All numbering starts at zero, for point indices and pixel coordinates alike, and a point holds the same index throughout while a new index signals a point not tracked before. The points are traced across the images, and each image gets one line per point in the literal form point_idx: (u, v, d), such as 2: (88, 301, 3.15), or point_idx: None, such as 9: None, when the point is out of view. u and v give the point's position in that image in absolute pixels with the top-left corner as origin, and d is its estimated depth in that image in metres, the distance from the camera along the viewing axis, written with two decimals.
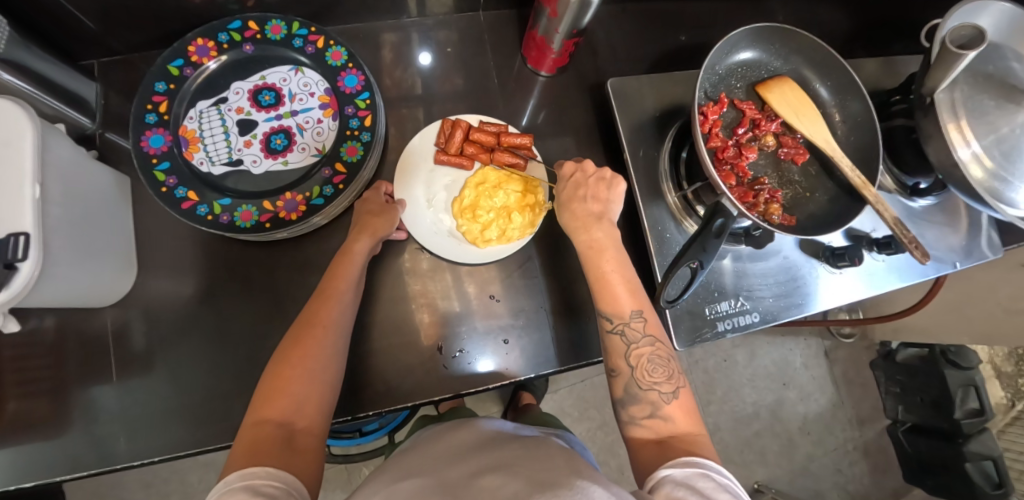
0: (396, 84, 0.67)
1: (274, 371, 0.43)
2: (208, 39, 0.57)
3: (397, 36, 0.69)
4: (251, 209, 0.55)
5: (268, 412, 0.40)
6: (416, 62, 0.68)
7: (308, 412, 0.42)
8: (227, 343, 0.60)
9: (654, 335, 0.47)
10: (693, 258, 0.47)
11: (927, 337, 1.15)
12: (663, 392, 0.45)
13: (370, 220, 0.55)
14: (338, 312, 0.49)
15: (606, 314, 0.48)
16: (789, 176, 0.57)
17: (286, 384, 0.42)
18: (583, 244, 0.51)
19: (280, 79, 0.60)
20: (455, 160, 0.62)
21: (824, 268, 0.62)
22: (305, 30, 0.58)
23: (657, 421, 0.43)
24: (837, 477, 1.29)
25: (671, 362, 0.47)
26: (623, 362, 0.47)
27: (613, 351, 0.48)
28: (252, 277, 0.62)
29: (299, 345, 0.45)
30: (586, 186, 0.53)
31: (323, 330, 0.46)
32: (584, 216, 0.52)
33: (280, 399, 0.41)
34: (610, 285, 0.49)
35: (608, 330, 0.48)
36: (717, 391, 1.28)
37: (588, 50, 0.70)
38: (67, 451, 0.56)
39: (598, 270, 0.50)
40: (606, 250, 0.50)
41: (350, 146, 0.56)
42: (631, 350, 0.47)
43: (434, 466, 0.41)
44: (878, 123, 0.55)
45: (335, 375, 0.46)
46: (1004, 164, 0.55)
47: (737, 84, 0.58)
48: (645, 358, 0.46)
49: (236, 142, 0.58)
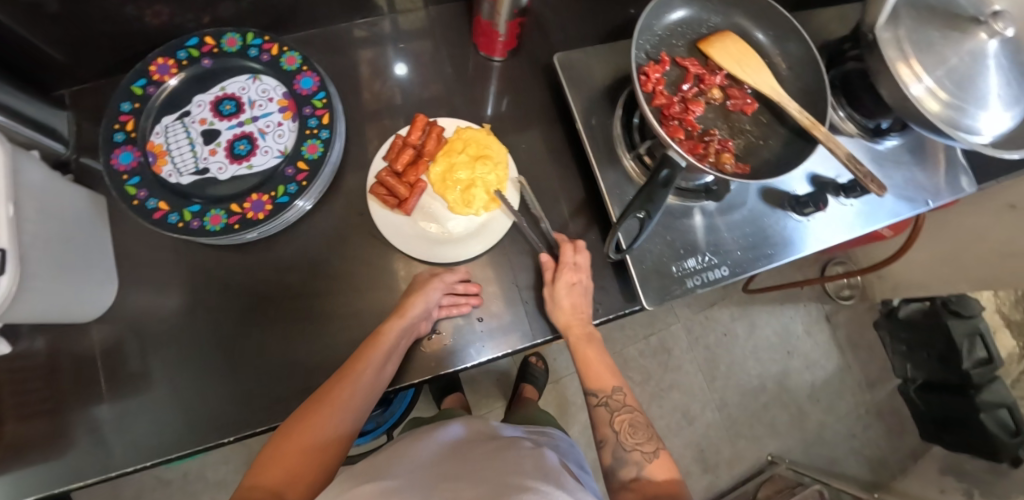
0: (376, 97, 0.69)
1: (277, 440, 0.47)
2: (168, 58, 0.59)
3: (370, 50, 0.71)
4: (220, 212, 0.56)
5: (262, 477, 0.43)
6: (394, 74, 0.70)
7: (299, 485, 0.44)
8: (210, 347, 0.62)
9: (632, 405, 0.56)
10: (640, 208, 0.49)
11: (926, 289, 1.17)
12: (644, 451, 0.52)
13: (409, 306, 0.55)
14: (355, 396, 0.51)
15: (591, 391, 0.57)
16: (742, 126, 0.57)
17: (283, 452, 0.45)
18: (572, 332, 0.57)
19: (239, 88, 0.61)
20: (419, 190, 0.60)
21: (791, 218, 0.63)
22: (260, 40, 0.61)
23: (641, 482, 0.49)
24: (851, 441, 1.27)
25: (648, 427, 0.54)
26: (609, 429, 0.54)
27: (599, 420, 0.55)
28: (233, 284, 0.64)
29: (305, 420, 0.48)
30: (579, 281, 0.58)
31: (331, 408, 0.49)
32: (572, 318, 0.57)
33: (277, 468, 0.44)
34: (592, 366, 0.57)
35: (594, 404, 0.57)
36: (721, 366, 1.27)
37: (538, 32, 0.71)
38: (64, 464, 0.57)
39: (583, 356, 0.57)
40: (589, 344, 0.58)
41: (311, 144, 0.58)
42: (614, 416, 0.55)
43: (404, 468, 0.41)
44: (819, 61, 0.55)
45: (333, 453, 0.48)
46: (957, 93, 0.58)
47: (678, 43, 0.58)
48: (626, 422, 0.54)
49: (202, 152, 0.59)
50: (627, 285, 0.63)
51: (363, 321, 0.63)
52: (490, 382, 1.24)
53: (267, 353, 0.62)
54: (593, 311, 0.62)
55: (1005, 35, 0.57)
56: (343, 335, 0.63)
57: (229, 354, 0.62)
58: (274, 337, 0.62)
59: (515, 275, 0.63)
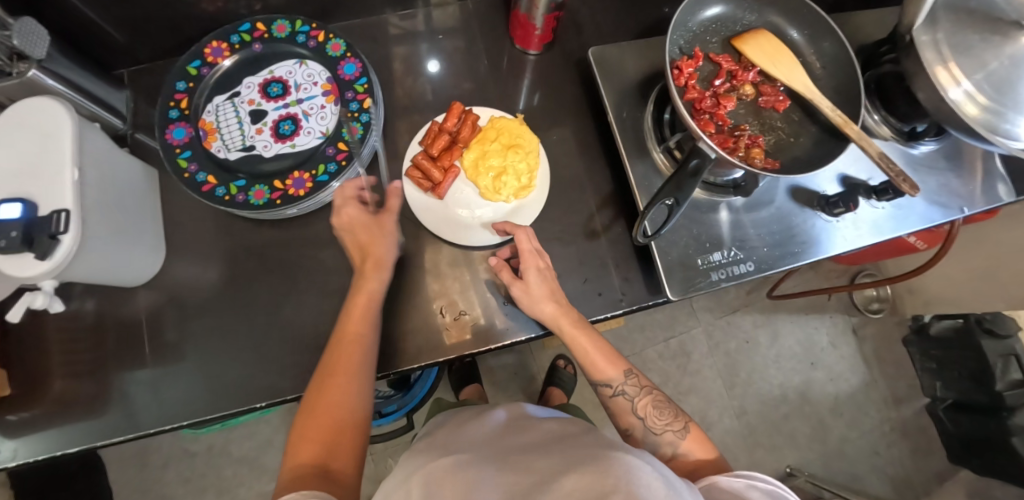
0: (407, 93, 0.71)
1: (303, 419, 0.46)
2: (222, 42, 0.63)
3: (404, 47, 0.73)
4: (264, 188, 0.59)
5: (303, 455, 0.43)
6: (425, 70, 0.72)
7: (341, 453, 0.44)
8: (246, 317, 0.65)
9: (647, 385, 0.55)
10: (669, 195, 0.50)
11: (959, 307, 1.14)
12: (675, 430, 0.51)
13: (376, 256, 0.53)
14: (358, 359, 0.49)
15: (603, 385, 0.54)
16: (773, 123, 0.57)
17: (312, 429, 0.44)
18: (563, 325, 0.53)
19: (286, 72, 0.64)
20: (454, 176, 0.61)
21: (820, 217, 0.63)
22: (307, 27, 0.64)
23: (680, 458, 0.50)
24: (875, 459, 1.23)
25: (671, 404, 0.54)
26: (634, 417, 0.54)
27: (621, 411, 0.54)
28: (270, 259, 0.67)
29: (321, 395, 0.47)
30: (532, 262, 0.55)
31: (343, 378, 0.48)
32: (557, 312, 0.53)
33: (312, 443, 0.43)
34: (593, 356, 0.54)
35: (611, 396, 0.55)
36: (740, 374, 1.25)
37: (573, 28, 0.73)
38: (106, 418, 0.61)
39: (581, 349, 0.54)
40: (580, 336, 0.53)
41: (351, 127, 0.61)
42: (636, 403, 0.54)
43: (477, 444, 0.42)
44: (855, 61, 0.55)
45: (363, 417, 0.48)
46: (997, 97, 0.58)
47: (712, 40, 0.59)
48: (650, 405, 0.54)
49: (249, 130, 0.62)
50: (650, 277, 0.63)
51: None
52: (507, 377, 1.24)
53: (299, 325, 0.64)
54: (615, 301, 0.63)
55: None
56: None
57: (263, 325, 0.64)
58: (307, 310, 0.65)
59: None
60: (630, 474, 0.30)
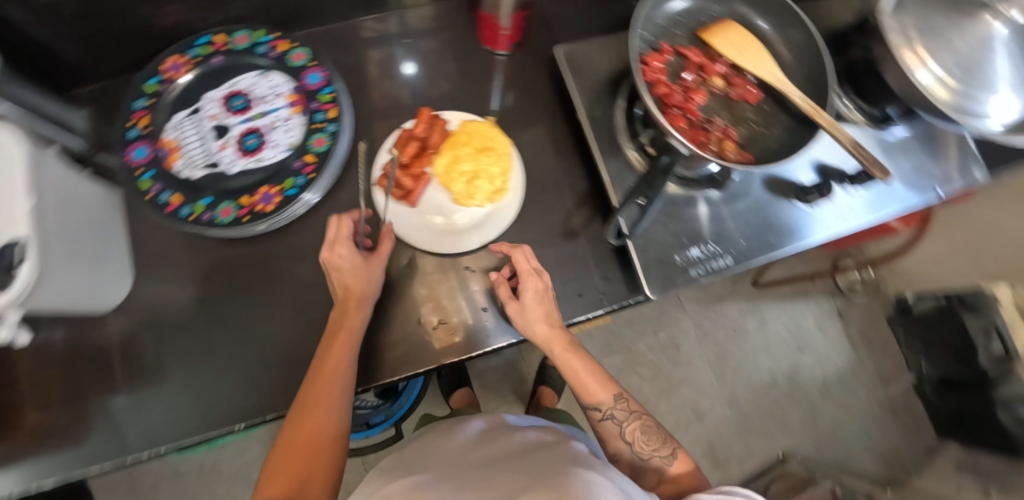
0: (383, 96, 0.69)
1: (277, 452, 0.43)
2: (181, 57, 0.61)
3: (377, 51, 0.71)
4: (230, 205, 0.58)
5: (273, 491, 0.40)
6: (403, 73, 0.70)
7: (314, 489, 0.41)
8: (220, 337, 0.63)
9: (637, 409, 0.53)
10: (642, 194, 0.50)
11: (942, 284, 1.14)
12: (662, 456, 0.50)
13: (358, 287, 0.53)
14: (338, 386, 0.48)
15: (592, 407, 0.53)
16: (744, 115, 0.57)
17: (285, 462, 0.42)
18: (553, 346, 0.53)
19: (248, 84, 0.62)
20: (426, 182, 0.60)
21: (796, 206, 0.63)
22: (269, 37, 0.63)
23: (667, 484, 0.49)
24: (865, 439, 1.24)
25: (661, 429, 0.52)
26: (622, 442, 0.52)
27: (609, 435, 0.53)
28: (242, 276, 0.65)
29: (297, 426, 0.44)
30: (530, 285, 0.53)
31: (320, 407, 0.46)
32: (550, 333, 0.53)
33: (284, 478, 0.41)
34: (583, 378, 0.53)
35: (600, 419, 0.53)
36: (730, 362, 1.25)
37: (541, 26, 0.72)
38: (80, 449, 0.59)
39: (571, 369, 0.53)
40: (572, 356, 0.53)
41: (318, 138, 0.60)
42: (625, 427, 0.52)
43: (444, 461, 0.45)
44: (822, 47, 0.55)
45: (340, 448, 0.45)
46: (966, 79, 0.59)
47: (679, 33, 0.58)
48: (638, 430, 0.52)
49: (213, 147, 0.60)
50: (629, 275, 0.63)
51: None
52: (498, 378, 1.24)
53: (276, 342, 0.63)
54: (596, 301, 0.62)
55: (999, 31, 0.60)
56: None
57: (239, 345, 0.63)
58: (283, 327, 0.64)
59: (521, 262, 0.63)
60: (588, 489, 0.31)
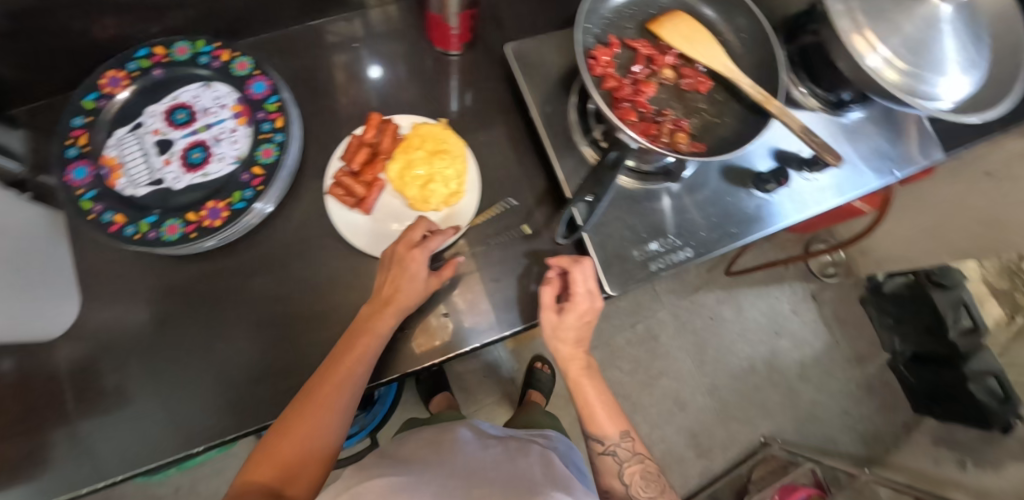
0: (342, 99, 0.68)
1: (273, 436, 0.46)
2: (119, 70, 0.59)
3: (344, 55, 0.70)
4: (177, 222, 0.56)
5: (257, 474, 0.44)
6: (365, 77, 0.69)
7: (297, 481, 0.45)
8: (169, 359, 0.60)
9: (641, 453, 0.56)
10: (590, 191, 0.49)
11: (909, 262, 1.16)
12: None
13: (403, 299, 0.52)
14: (345, 396, 0.49)
15: (596, 438, 0.56)
16: (696, 105, 0.56)
17: (276, 451, 0.45)
18: (570, 368, 0.57)
19: (192, 96, 0.60)
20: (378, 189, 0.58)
21: (755, 194, 0.63)
22: (210, 47, 0.61)
23: None
24: (844, 419, 1.26)
25: (659, 478, 0.55)
26: (618, 481, 0.54)
27: (607, 470, 0.55)
28: (191, 294, 0.62)
29: (296, 418, 0.47)
30: (576, 309, 0.54)
31: (320, 407, 0.47)
32: (573, 357, 0.57)
33: (270, 465, 0.45)
34: (594, 408, 0.57)
35: (600, 452, 0.56)
36: (709, 351, 1.26)
37: (493, 24, 0.71)
38: (20, 486, 0.56)
39: (585, 399, 0.57)
40: (585, 382, 0.57)
41: (265, 148, 0.58)
42: (624, 467, 0.54)
43: (422, 465, 0.49)
44: (771, 34, 0.54)
45: (329, 446, 0.48)
46: (913, 60, 0.59)
47: (628, 26, 0.57)
48: (637, 474, 0.54)
49: (156, 163, 0.58)
50: None
51: (326, 323, 0.62)
52: (478, 380, 1.23)
53: (230, 361, 0.60)
54: None
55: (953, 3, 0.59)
56: (307, 336, 0.61)
57: (190, 366, 0.60)
58: (235, 344, 0.61)
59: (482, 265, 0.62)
60: None
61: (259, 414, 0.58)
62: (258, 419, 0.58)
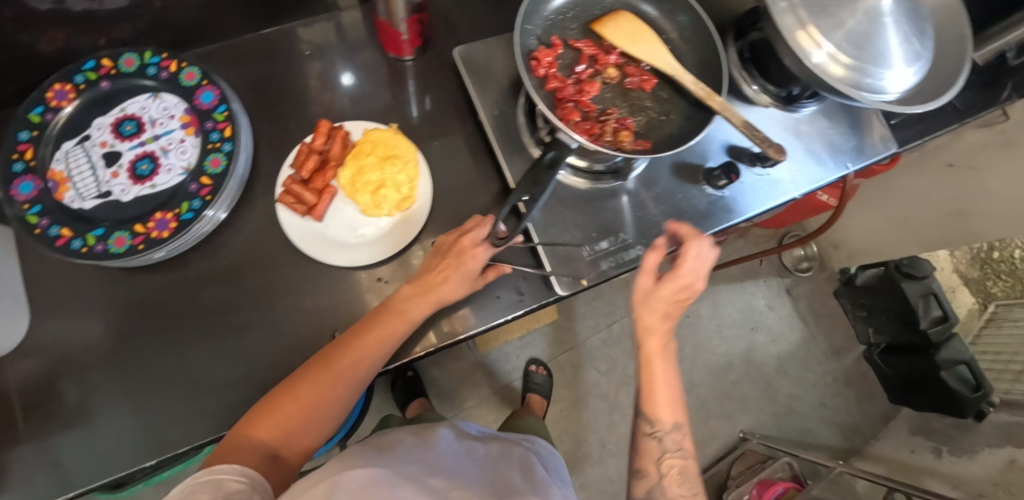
0: (328, 108, 0.68)
1: (279, 395, 0.49)
2: (65, 83, 0.59)
3: (319, 63, 0.69)
4: (125, 234, 0.56)
5: (257, 430, 0.46)
6: (326, 83, 0.69)
7: (296, 440, 0.48)
8: (120, 373, 0.60)
9: (687, 450, 0.52)
10: (525, 191, 0.48)
11: (880, 255, 1.20)
12: None
13: (444, 290, 0.54)
14: (361, 374, 0.52)
15: (647, 418, 0.52)
16: (642, 103, 0.56)
17: (283, 411, 0.48)
18: (650, 343, 0.53)
19: (140, 108, 0.60)
20: (328, 196, 0.58)
21: (707, 190, 0.63)
22: (157, 57, 0.60)
23: None
24: (822, 411, 1.27)
25: (697, 480, 0.51)
26: (653, 467, 0.51)
27: (646, 454, 0.52)
28: (142, 306, 0.61)
29: (305, 384, 0.49)
30: (674, 281, 0.51)
31: (330, 380, 0.50)
32: (658, 332, 0.53)
33: (271, 423, 0.47)
34: (660, 392, 0.52)
35: (647, 433, 0.52)
36: (687, 348, 1.27)
37: (446, 28, 0.71)
38: None
39: (652, 378, 0.52)
40: (657, 363, 0.53)
41: (214, 158, 0.58)
42: (665, 457, 0.51)
43: (402, 457, 0.46)
44: (715, 32, 0.55)
45: (330, 414, 0.51)
46: (857, 54, 0.60)
47: (572, 26, 0.57)
48: (675, 468, 0.51)
49: (104, 175, 0.58)
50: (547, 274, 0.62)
51: (279, 333, 0.61)
52: (455, 385, 1.22)
53: (183, 372, 0.60)
54: (516, 302, 0.61)
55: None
56: (260, 346, 0.61)
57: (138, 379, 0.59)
58: (185, 356, 0.60)
59: None
60: None
61: (211, 425, 0.58)
62: (210, 431, 0.58)
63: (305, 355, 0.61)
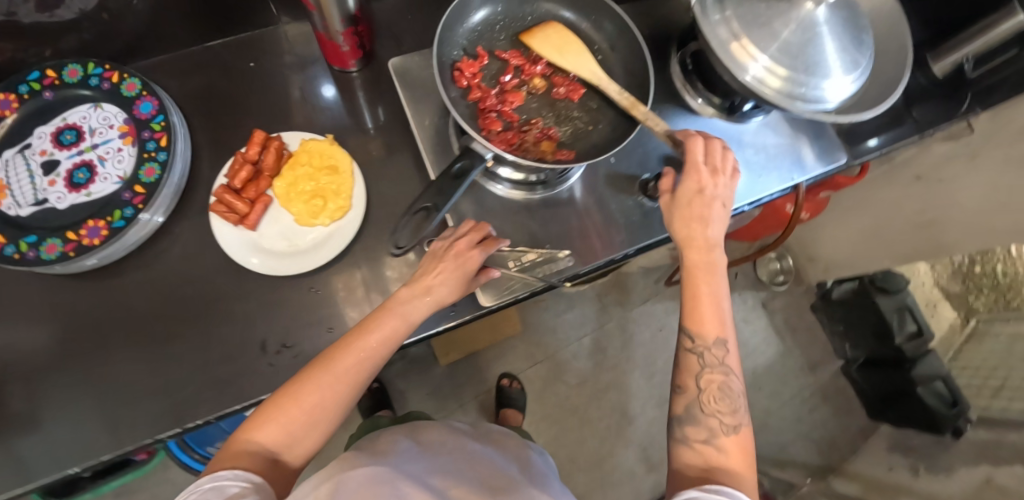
0: (304, 120, 0.69)
1: (278, 399, 0.43)
2: (8, 93, 0.60)
3: (266, 73, 0.70)
4: (57, 241, 0.56)
5: (257, 435, 0.42)
6: (270, 92, 0.69)
7: (299, 445, 0.43)
8: (41, 382, 0.58)
9: (730, 366, 0.46)
10: (428, 199, 0.48)
11: (853, 268, 1.19)
12: (723, 423, 0.43)
13: (443, 286, 0.51)
14: (362, 374, 0.46)
15: (687, 331, 0.47)
16: (569, 113, 0.56)
17: (283, 417, 0.42)
18: (690, 258, 0.50)
19: (81, 118, 0.61)
20: (260, 205, 0.59)
21: (642, 201, 0.63)
22: (100, 69, 0.62)
23: (709, 448, 0.42)
24: (799, 427, 1.25)
25: (739, 398, 0.45)
26: (692, 382, 0.45)
27: (684, 369, 0.46)
28: (71, 313, 0.61)
29: (305, 386, 0.44)
30: (694, 182, 0.52)
31: (333, 383, 0.44)
32: (696, 241, 0.50)
33: (270, 428, 0.42)
34: (702, 302, 0.48)
35: (687, 347, 0.46)
36: (658, 363, 1.29)
37: (393, 41, 0.72)
38: None
39: (694, 289, 0.48)
40: (702, 273, 0.49)
41: (148, 167, 0.59)
42: (705, 370, 0.45)
43: (406, 454, 0.51)
44: (643, 46, 0.55)
45: (333, 419, 0.45)
46: (795, 65, 0.58)
47: (499, 37, 0.58)
48: (716, 384, 0.45)
49: (41, 183, 0.59)
50: None
51: (208, 342, 0.60)
52: (423, 396, 1.20)
53: (108, 381, 0.58)
54: (446, 312, 0.59)
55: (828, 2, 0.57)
56: (187, 355, 0.60)
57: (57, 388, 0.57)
58: (110, 364, 0.59)
59: (370, 280, 0.62)
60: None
61: (131, 437, 0.56)
62: (129, 441, 0.56)
63: (234, 364, 0.60)
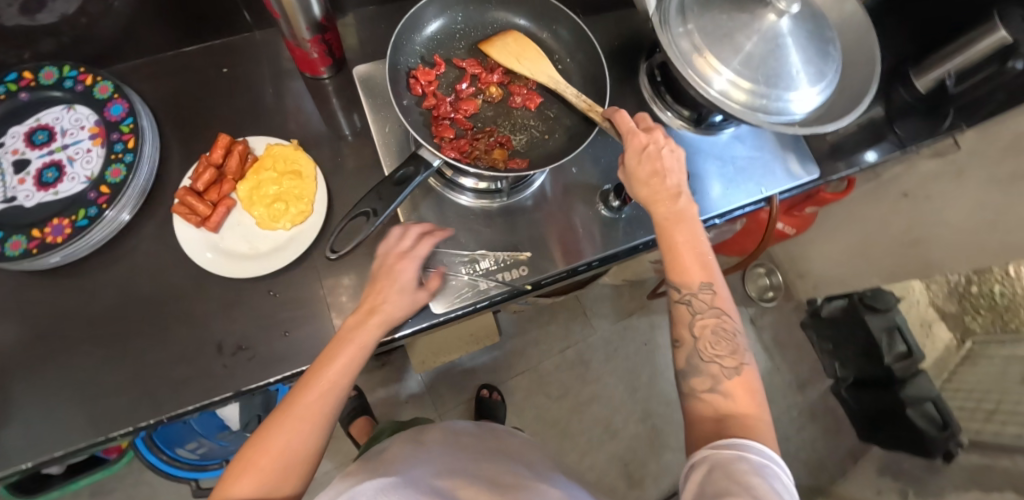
0: (300, 125, 0.70)
1: (245, 450, 0.39)
2: None
3: (235, 80, 0.71)
4: (21, 238, 0.57)
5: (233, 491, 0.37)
6: (243, 99, 0.71)
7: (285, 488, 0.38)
8: None
9: (722, 307, 0.45)
10: (368, 203, 0.48)
11: (843, 285, 1.17)
12: (724, 364, 0.43)
13: (386, 301, 0.49)
14: (328, 406, 0.42)
15: (673, 284, 0.46)
16: (524, 122, 0.57)
17: (257, 465, 0.38)
18: (658, 212, 0.48)
19: (54, 119, 0.63)
20: (222, 208, 0.60)
21: (604, 212, 0.63)
22: (75, 72, 0.63)
23: (716, 395, 0.42)
24: (786, 447, 1.21)
25: (735, 338, 0.44)
26: (687, 332, 0.45)
27: (677, 320, 0.46)
28: (23, 309, 0.59)
29: (273, 427, 0.40)
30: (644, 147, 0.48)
31: (303, 418, 0.41)
32: (660, 193, 0.48)
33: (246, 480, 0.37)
34: (681, 253, 0.46)
35: (675, 300, 0.46)
36: (643, 377, 1.27)
37: (367, 52, 0.73)
38: None
39: (671, 241, 0.47)
40: (682, 222, 0.47)
41: (115, 169, 0.60)
42: (697, 318, 0.45)
43: (413, 460, 0.50)
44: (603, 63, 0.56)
45: (315, 454, 0.41)
46: (758, 78, 0.57)
47: (459, 46, 0.59)
48: (709, 329, 0.44)
49: (11, 181, 0.60)
50: None
51: (165, 342, 0.60)
52: (403, 404, 1.19)
53: (57, 380, 0.57)
54: None
55: (793, 13, 0.56)
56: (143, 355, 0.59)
57: (2, 386, 0.56)
58: (60, 362, 0.58)
59: (332, 284, 0.63)
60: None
61: (77, 437, 0.56)
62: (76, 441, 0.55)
63: (190, 365, 0.59)
